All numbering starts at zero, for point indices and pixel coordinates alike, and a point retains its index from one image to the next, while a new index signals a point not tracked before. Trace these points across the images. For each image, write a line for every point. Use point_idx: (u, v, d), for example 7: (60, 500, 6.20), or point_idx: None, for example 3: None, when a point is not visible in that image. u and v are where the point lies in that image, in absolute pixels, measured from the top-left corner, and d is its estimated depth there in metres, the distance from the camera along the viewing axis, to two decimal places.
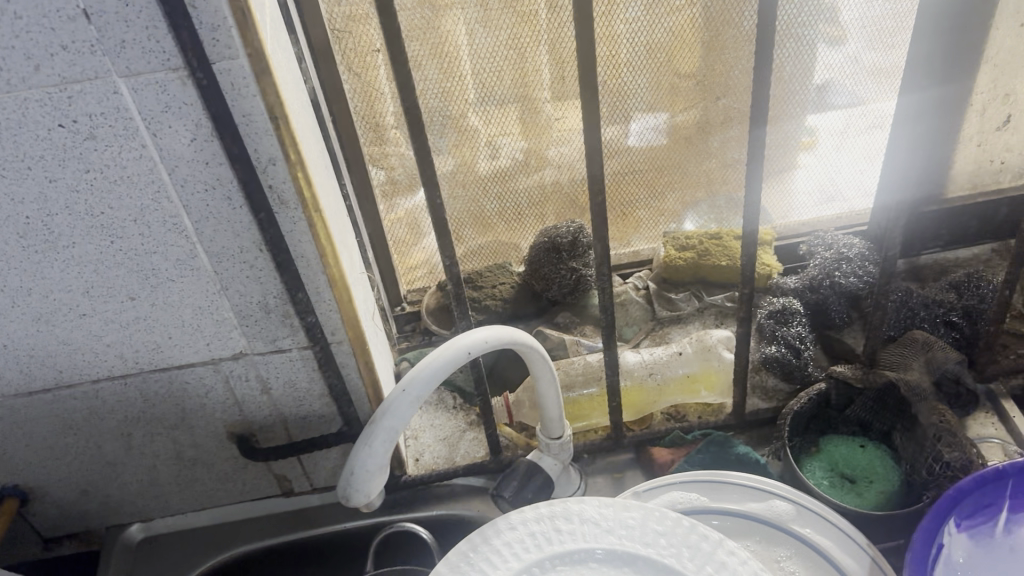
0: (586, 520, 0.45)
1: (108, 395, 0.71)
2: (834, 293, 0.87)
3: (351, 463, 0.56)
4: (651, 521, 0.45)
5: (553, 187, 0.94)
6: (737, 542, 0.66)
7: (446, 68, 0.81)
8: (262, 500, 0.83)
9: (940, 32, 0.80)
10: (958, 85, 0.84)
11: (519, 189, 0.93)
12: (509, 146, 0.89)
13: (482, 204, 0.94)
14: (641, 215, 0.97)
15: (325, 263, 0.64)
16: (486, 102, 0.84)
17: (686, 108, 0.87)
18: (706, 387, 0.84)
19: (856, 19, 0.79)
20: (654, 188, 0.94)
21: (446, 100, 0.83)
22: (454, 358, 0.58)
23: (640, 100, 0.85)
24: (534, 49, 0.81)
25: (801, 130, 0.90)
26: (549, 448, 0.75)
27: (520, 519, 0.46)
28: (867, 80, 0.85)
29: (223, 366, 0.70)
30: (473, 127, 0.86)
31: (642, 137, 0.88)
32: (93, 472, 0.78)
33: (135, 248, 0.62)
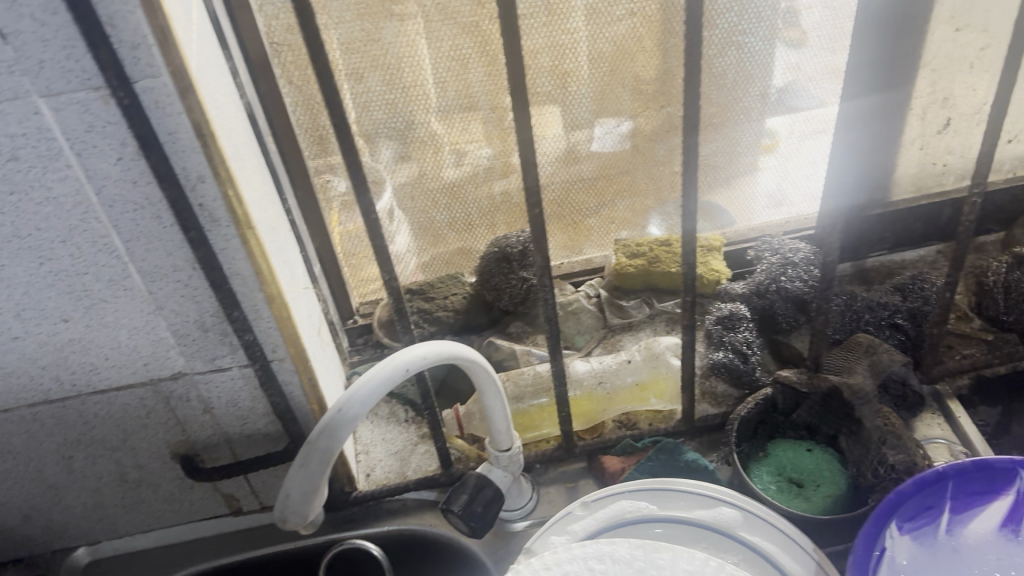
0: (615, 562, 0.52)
1: (46, 419, 0.70)
2: (780, 297, 0.87)
3: (287, 484, 0.57)
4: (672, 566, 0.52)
5: (503, 198, 0.94)
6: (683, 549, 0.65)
7: (389, 80, 0.80)
8: (211, 520, 0.83)
9: (884, 37, 0.80)
10: (901, 89, 0.85)
11: (469, 199, 0.93)
12: (477, 152, 0.88)
13: (432, 215, 0.93)
14: (591, 223, 0.97)
15: (261, 280, 0.63)
16: (431, 114, 0.84)
17: (632, 117, 0.87)
18: (655, 394, 0.84)
19: (817, 22, 0.81)
20: (603, 197, 0.94)
21: (391, 113, 0.83)
22: (391, 377, 0.58)
23: (586, 111, 0.85)
24: (477, 60, 0.81)
25: (763, 133, 0.91)
26: (499, 460, 0.75)
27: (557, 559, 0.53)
28: (825, 80, 0.87)
29: (162, 386, 0.70)
30: (419, 138, 0.86)
31: (606, 141, 0.88)
32: (34, 497, 0.76)
33: (65, 268, 0.61)
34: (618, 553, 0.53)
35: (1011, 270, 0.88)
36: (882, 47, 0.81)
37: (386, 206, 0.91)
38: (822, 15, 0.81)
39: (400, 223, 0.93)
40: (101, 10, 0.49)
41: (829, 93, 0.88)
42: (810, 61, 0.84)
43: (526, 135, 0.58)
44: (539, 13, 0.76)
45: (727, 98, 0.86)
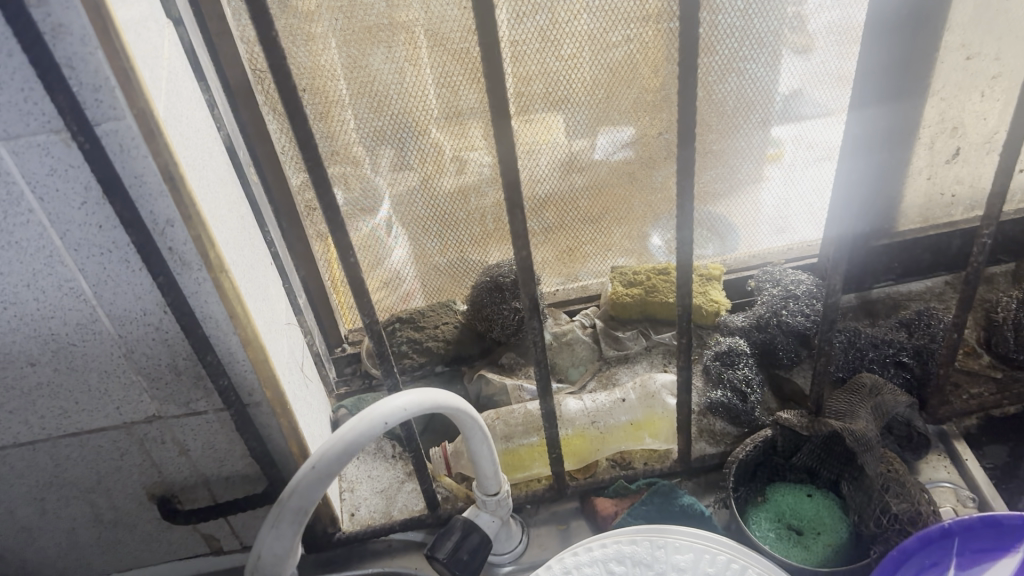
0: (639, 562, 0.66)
1: (15, 462, 0.67)
2: (782, 332, 0.84)
3: (257, 545, 0.54)
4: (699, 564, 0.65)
5: (495, 224, 0.91)
6: None
7: (376, 107, 0.77)
8: (191, 559, 0.80)
9: (893, 43, 0.77)
10: (910, 105, 0.81)
11: (461, 225, 0.90)
12: (478, 160, 0.84)
13: (424, 242, 0.91)
14: (587, 250, 0.94)
15: (235, 324, 0.60)
16: (421, 143, 0.81)
17: (630, 141, 0.84)
18: (650, 433, 0.81)
19: (823, 28, 0.77)
20: (600, 222, 0.91)
21: (379, 140, 0.80)
22: (367, 430, 0.55)
23: (581, 134, 0.82)
24: (470, 87, 0.78)
25: (767, 142, 0.86)
26: (486, 504, 0.72)
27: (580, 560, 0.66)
28: (837, 87, 0.82)
29: (136, 429, 0.67)
30: (409, 166, 0.83)
31: (609, 151, 0.84)
32: (6, 539, 0.73)
33: (31, 312, 0.58)
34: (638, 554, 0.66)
35: (1022, 308, 0.87)
36: (894, 50, 0.77)
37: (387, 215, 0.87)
38: (831, 26, 0.77)
39: (393, 250, 0.91)
40: (59, 53, 0.47)
41: (840, 102, 0.83)
42: (819, 69, 0.80)
43: (511, 179, 0.55)
44: (532, 39, 0.73)
45: (726, 122, 0.83)
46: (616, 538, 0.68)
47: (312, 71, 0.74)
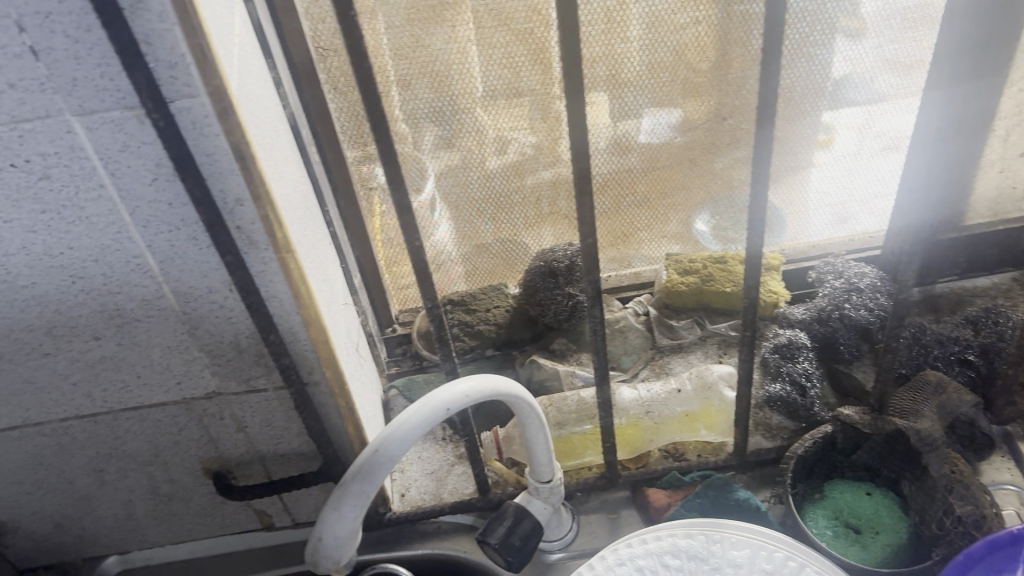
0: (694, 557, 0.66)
1: (77, 433, 0.68)
2: (844, 325, 0.82)
3: (318, 527, 0.54)
4: (759, 561, 0.65)
5: (550, 208, 0.89)
6: None
7: (437, 87, 0.76)
8: (242, 534, 0.80)
9: (960, 23, 0.75)
10: (994, 77, 0.79)
11: (514, 209, 0.88)
12: (521, 140, 0.81)
13: (477, 224, 0.89)
14: (641, 236, 0.91)
15: (298, 304, 0.61)
16: (479, 125, 0.79)
17: (676, 124, 0.80)
18: (706, 424, 0.80)
19: (879, 10, 0.73)
20: (655, 209, 0.88)
21: (438, 120, 0.79)
22: (429, 415, 0.55)
23: (625, 116, 0.79)
24: (538, 67, 0.76)
25: (817, 128, 0.83)
26: (539, 491, 0.72)
27: (631, 554, 0.67)
28: (885, 74, 0.78)
29: (196, 405, 0.67)
30: (470, 145, 0.81)
31: (653, 134, 0.81)
32: (65, 507, 0.74)
33: (97, 287, 0.58)
34: (694, 548, 0.66)
35: None
36: (968, 31, 0.75)
37: (429, 195, 0.85)
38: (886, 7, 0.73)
39: (437, 225, 0.88)
40: (138, 30, 0.46)
41: (892, 86, 0.79)
42: (870, 52, 0.76)
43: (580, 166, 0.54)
44: (599, 21, 0.71)
45: (791, 106, 0.80)
46: (670, 531, 0.68)
47: (372, 51, 0.73)
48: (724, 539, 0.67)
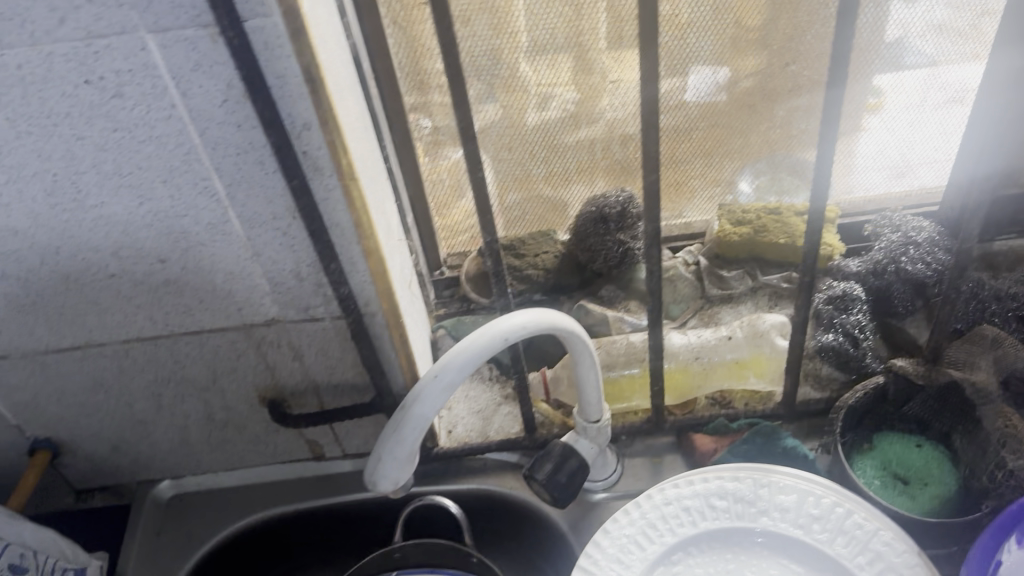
0: (741, 500, 0.67)
1: (138, 356, 0.69)
2: (899, 279, 0.81)
3: (379, 449, 0.55)
4: (805, 507, 0.66)
5: (604, 153, 0.87)
6: (785, 556, 0.64)
7: (497, 24, 0.75)
8: (292, 464, 0.81)
9: None
10: None
11: (567, 149, 0.86)
12: (563, 96, 0.81)
13: (528, 168, 0.87)
14: (695, 185, 0.89)
15: (359, 234, 0.62)
16: (535, 66, 0.78)
17: (722, 83, 0.80)
18: (755, 373, 0.79)
19: None
20: (710, 157, 0.86)
21: (497, 59, 0.78)
22: (488, 345, 0.56)
23: (667, 74, 0.79)
24: (593, 7, 0.75)
25: (867, 92, 0.83)
26: (587, 431, 0.73)
27: (677, 494, 0.68)
28: (940, 39, 0.79)
29: (255, 332, 0.69)
30: (525, 81, 0.79)
31: (699, 91, 0.80)
32: (123, 430, 0.76)
33: (164, 210, 0.59)
34: (741, 491, 0.67)
35: None
36: None
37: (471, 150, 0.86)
38: None
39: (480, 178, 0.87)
40: None
41: (945, 51, 0.80)
42: (923, 15, 0.76)
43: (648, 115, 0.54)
44: None
45: (856, 60, 0.79)
46: (718, 473, 0.69)
47: None
48: (772, 483, 0.67)
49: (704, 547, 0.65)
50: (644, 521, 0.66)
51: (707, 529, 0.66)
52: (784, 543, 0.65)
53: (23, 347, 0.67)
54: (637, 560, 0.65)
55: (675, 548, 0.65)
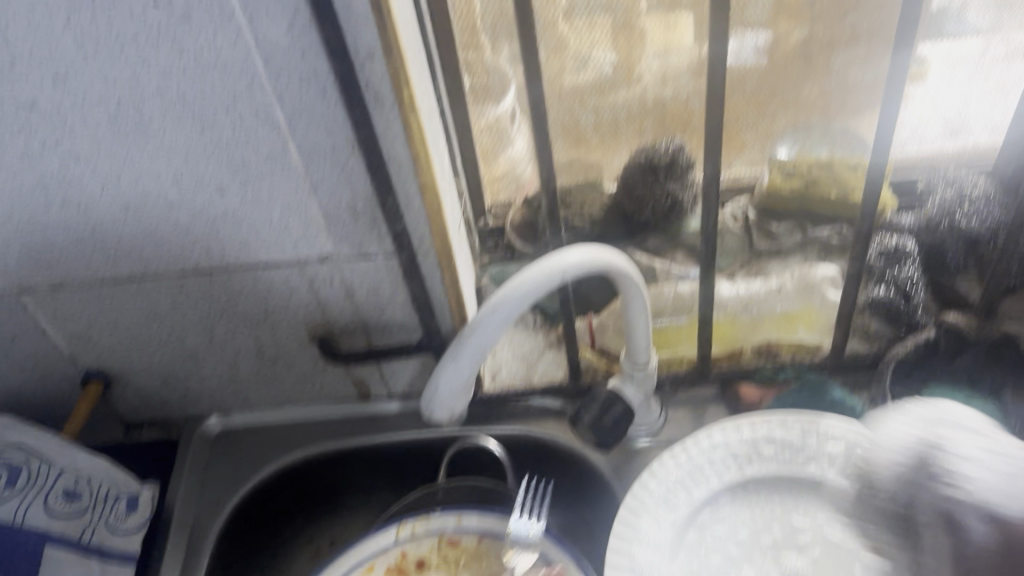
0: (788, 445, 0.67)
1: (193, 289, 0.70)
2: (954, 234, 0.80)
3: (436, 378, 0.56)
4: (854, 455, 0.66)
5: (653, 103, 0.85)
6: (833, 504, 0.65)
7: None
8: (339, 403, 0.83)
9: None
10: None
11: (616, 102, 0.85)
12: (601, 57, 0.81)
13: (577, 116, 0.86)
14: (745, 137, 0.88)
15: (416, 170, 0.61)
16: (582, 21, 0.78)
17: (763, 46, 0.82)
18: (805, 325, 0.79)
19: None
20: (762, 109, 0.87)
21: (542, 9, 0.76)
22: (546, 279, 0.56)
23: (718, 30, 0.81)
24: None
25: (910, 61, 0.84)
26: (633, 377, 0.72)
27: (725, 438, 0.68)
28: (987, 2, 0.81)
29: (309, 268, 0.70)
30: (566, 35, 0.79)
31: (741, 56, 0.83)
32: (174, 364, 0.77)
33: (225, 139, 0.59)
34: (789, 437, 0.67)
35: None
36: None
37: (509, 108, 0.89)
38: None
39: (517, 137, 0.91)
40: None
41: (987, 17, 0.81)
42: None
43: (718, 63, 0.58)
44: None
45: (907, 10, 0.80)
46: (766, 418, 0.68)
47: None
48: (821, 430, 0.67)
49: (749, 491, 0.66)
50: (691, 464, 0.67)
51: (755, 474, 0.66)
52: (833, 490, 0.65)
53: (81, 277, 0.68)
54: (682, 503, 0.65)
55: (721, 493, 0.66)
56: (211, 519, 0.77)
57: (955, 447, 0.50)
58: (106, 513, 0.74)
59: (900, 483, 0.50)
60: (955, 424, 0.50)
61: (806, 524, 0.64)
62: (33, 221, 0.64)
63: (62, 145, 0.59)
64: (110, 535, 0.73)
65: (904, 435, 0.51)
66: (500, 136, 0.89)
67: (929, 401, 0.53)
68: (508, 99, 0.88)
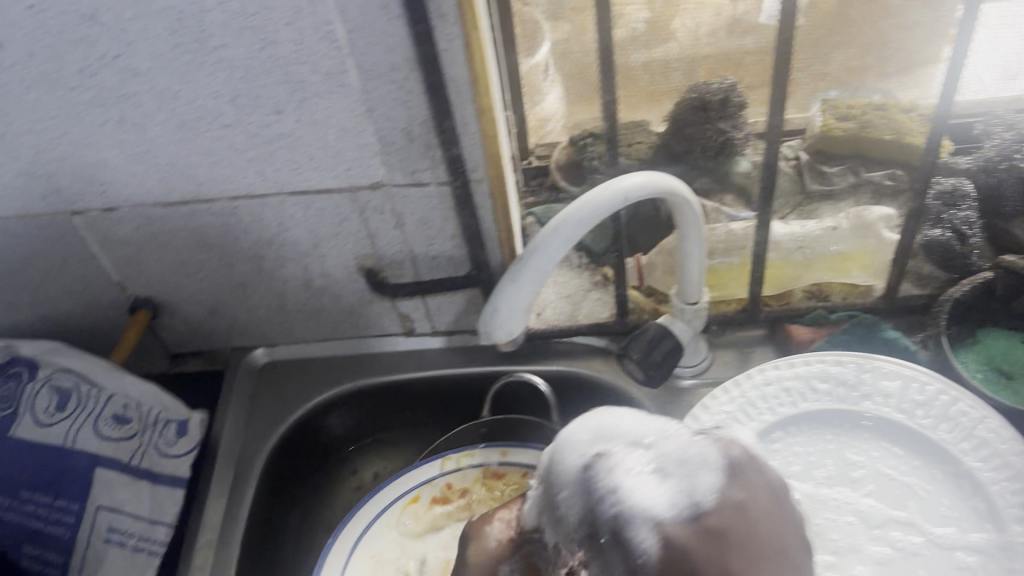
0: (843, 382, 0.66)
1: (244, 215, 0.70)
2: (1013, 176, 0.76)
3: (496, 298, 0.57)
4: (911, 393, 0.64)
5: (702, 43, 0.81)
6: (888, 443, 0.63)
7: None
8: (382, 338, 0.82)
9: None
10: None
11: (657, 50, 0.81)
12: (634, 14, 0.78)
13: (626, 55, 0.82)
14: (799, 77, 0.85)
15: (475, 91, 0.61)
16: None
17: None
18: (859, 266, 0.77)
19: None
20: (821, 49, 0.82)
21: None
22: (610, 200, 0.55)
23: None
24: None
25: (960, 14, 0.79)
26: (683, 313, 0.71)
27: (778, 375, 0.67)
28: None
29: (361, 196, 0.69)
30: None
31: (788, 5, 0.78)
32: (222, 292, 0.77)
33: (285, 55, 0.59)
34: (844, 375, 0.66)
35: None
36: None
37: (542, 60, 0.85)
38: None
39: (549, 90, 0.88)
40: None
41: None
42: None
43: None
44: None
45: None
46: (821, 356, 0.67)
47: None
48: (878, 368, 0.66)
49: (803, 428, 0.65)
50: (744, 400, 0.66)
51: (810, 410, 0.65)
52: (890, 427, 0.64)
53: (133, 200, 0.68)
54: None
55: (776, 426, 0.65)
56: (254, 454, 0.77)
57: (614, 443, 0.46)
58: (156, 438, 0.76)
59: (581, 510, 0.44)
60: (641, 424, 0.47)
61: (860, 459, 0.63)
62: (88, 139, 0.64)
63: (121, 59, 0.59)
64: (159, 459, 0.75)
65: (571, 456, 0.47)
66: (534, 87, 0.87)
67: (633, 415, 0.48)
68: (541, 52, 0.84)
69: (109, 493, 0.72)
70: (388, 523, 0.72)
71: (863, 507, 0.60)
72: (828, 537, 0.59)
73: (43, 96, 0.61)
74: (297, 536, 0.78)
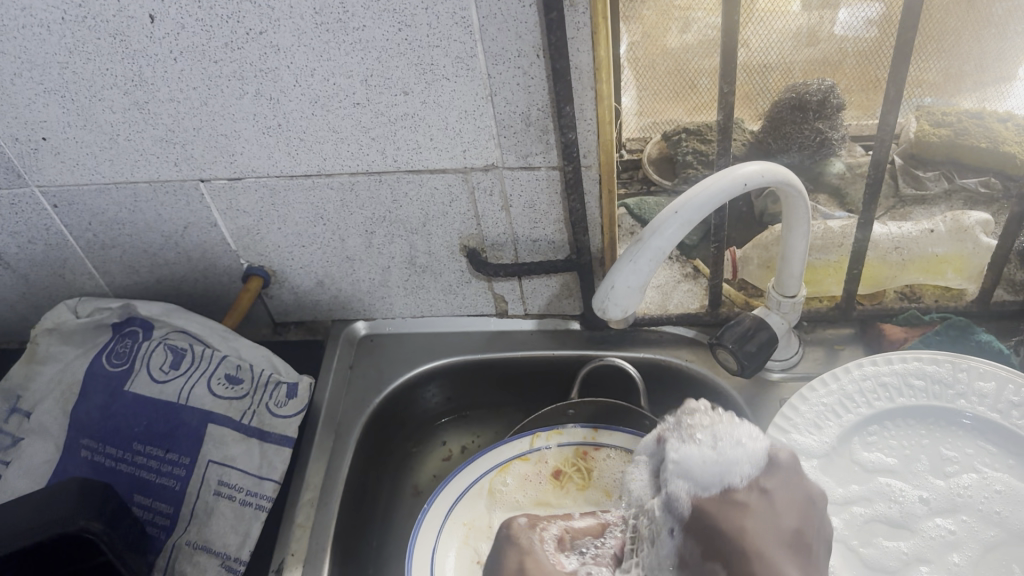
0: (937, 380, 0.66)
1: (362, 191, 0.74)
2: None
3: (611, 278, 0.59)
4: (1008, 394, 0.63)
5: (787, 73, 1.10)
6: (985, 442, 0.63)
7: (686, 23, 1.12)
8: (476, 317, 0.87)
9: None
10: None
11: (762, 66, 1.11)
12: None
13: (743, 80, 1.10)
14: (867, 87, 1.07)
15: (596, 78, 0.62)
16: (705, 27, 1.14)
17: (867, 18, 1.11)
18: (954, 270, 0.79)
19: None
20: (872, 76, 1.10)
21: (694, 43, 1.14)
22: (728, 189, 0.55)
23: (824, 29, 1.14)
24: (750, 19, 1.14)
25: None
26: (780, 305, 0.72)
27: (875, 370, 0.68)
28: None
29: (472, 177, 0.71)
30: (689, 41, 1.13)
31: (849, 26, 1.14)
32: (332, 265, 0.82)
33: (420, 38, 0.61)
34: (939, 373, 0.66)
35: None
36: None
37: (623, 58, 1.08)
38: None
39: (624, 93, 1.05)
40: None
41: None
42: None
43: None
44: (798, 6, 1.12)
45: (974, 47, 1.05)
46: (916, 354, 0.68)
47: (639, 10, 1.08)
48: (975, 367, 0.66)
49: (899, 421, 0.66)
50: (841, 393, 0.67)
51: (904, 405, 0.66)
52: (989, 427, 0.63)
53: (260, 171, 0.72)
54: (832, 427, 0.66)
55: (870, 421, 0.66)
56: (353, 420, 0.81)
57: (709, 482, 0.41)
58: (267, 398, 0.78)
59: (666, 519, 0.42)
60: (721, 449, 0.41)
61: (954, 455, 0.63)
62: (225, 109, 0.68)
63: (265, 35, 0.62)
64: (268, 418, 0.77)
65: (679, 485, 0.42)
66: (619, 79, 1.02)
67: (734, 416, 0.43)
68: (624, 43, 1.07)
69: (219, 449, 0.76)
70: (484, 491, 0.75)
71: (984, 492, 0.60)
72: (992, 511, 0.59)
73: (189, 66, 0.64)
74: (389, 500, 0.82)
